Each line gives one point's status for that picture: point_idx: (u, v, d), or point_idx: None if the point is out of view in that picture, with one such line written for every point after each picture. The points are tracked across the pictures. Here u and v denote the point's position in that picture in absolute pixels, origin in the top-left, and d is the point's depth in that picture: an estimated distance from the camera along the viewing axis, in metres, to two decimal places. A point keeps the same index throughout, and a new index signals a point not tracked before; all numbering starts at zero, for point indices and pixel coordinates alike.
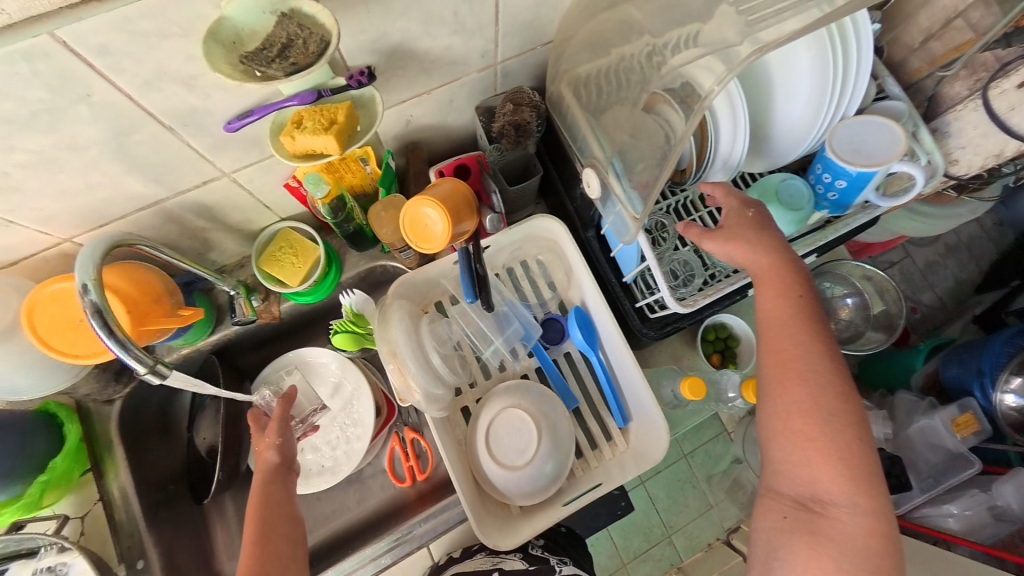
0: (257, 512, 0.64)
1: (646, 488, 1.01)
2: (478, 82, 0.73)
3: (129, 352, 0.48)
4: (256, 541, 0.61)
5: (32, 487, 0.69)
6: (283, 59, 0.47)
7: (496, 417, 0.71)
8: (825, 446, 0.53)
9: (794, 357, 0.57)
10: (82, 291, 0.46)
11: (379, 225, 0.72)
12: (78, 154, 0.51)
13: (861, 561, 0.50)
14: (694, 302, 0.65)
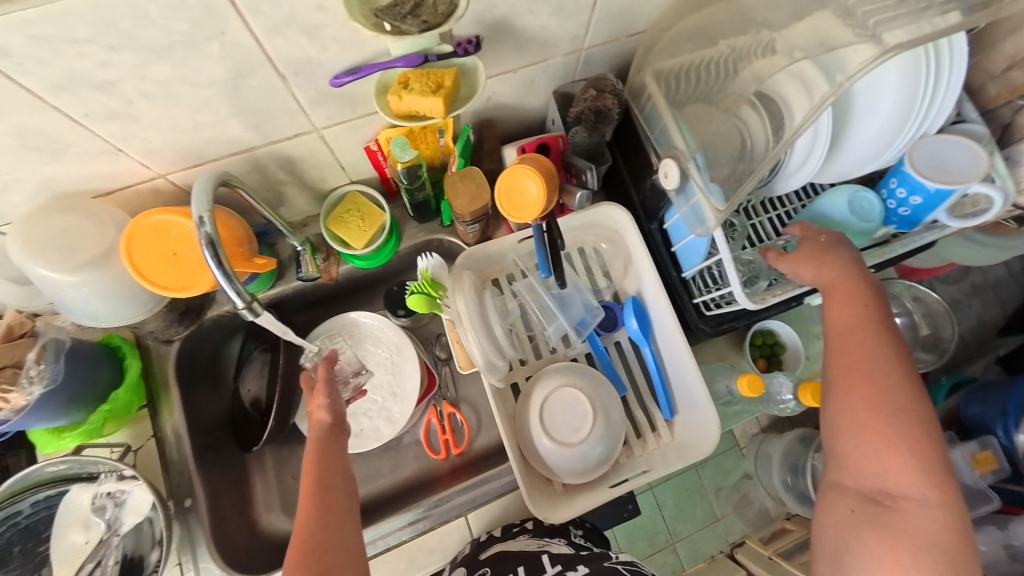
0: (312, 468, 0.64)
1: (655, 494, 1.01)
2: (561, 67, 0.75)
3: (231, 285, 0.51)
4: (312, 496, 0.62)
5: (96, 415, 0.72)
6: (415, 16, 0.50)
7: (551, 395, 0.73)
8: (896, 441, 0.54)
9: (859, 360, 0.59)
10: (199, 222, 0.49)
11: (454, 195, 0.74)
12: (196, 92, 0.53)
13: (939, 554, 0.50)
14: (764, 300, 0.66)
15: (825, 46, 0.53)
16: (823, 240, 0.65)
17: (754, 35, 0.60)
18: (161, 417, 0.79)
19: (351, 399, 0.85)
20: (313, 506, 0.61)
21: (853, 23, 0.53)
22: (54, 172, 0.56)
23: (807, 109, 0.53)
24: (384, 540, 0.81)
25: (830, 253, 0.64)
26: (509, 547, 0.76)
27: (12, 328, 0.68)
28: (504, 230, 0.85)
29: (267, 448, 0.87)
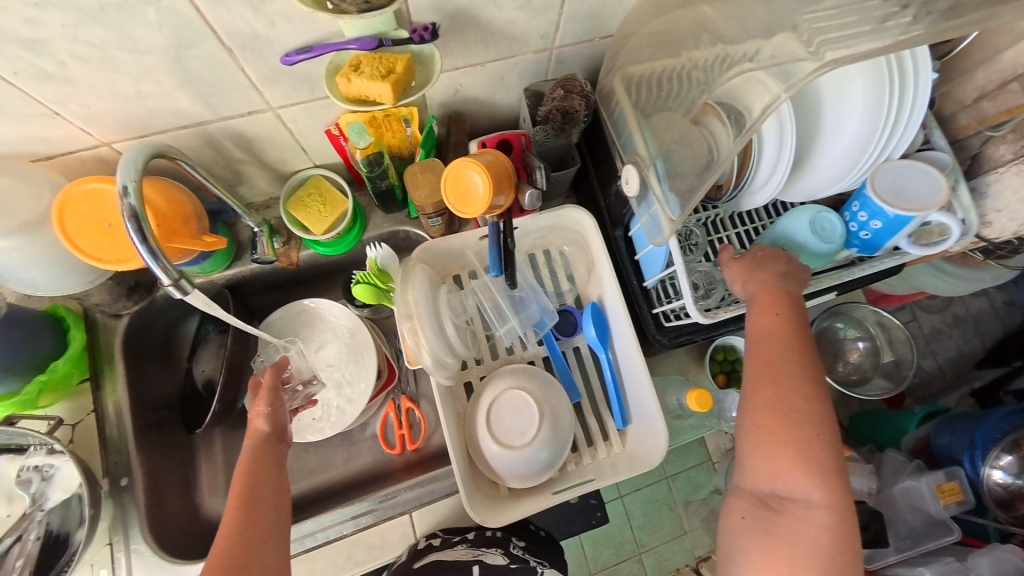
0: (242, 482, 0.63)
1: (624, 503, 1.01)
2: (533, 65, 0.74)
3: (157, 263, 0.49)
4: (236, 514, 0.60)
5: (30, 385, 0.69)
6: None
7: (502, 394, 0.71)
8: (790, 443, 0.53)
9: (766, 360, 0.57)
10: (122, 193, 0.48)
11: (413, 186, 0.72)
12: (136, 58, 0.51)
13: (818, 558, 0.50)
14: (717, 314, 0.64)
15: (777, 60, 0.49)
16: (761, 252, 0.62)
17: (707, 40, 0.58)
18: (104, 393, 0.77)
19: (299, 409, 0.79)
20: (234, 525, 0.59)
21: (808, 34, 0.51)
22: None
23: (766, 102, 0.48)
24: (326, 532, 0.79)
25: (759, 270, 0.61)
26: (448, 555, 0.75)
27: None
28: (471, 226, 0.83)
29: (217, 430, 0.85)
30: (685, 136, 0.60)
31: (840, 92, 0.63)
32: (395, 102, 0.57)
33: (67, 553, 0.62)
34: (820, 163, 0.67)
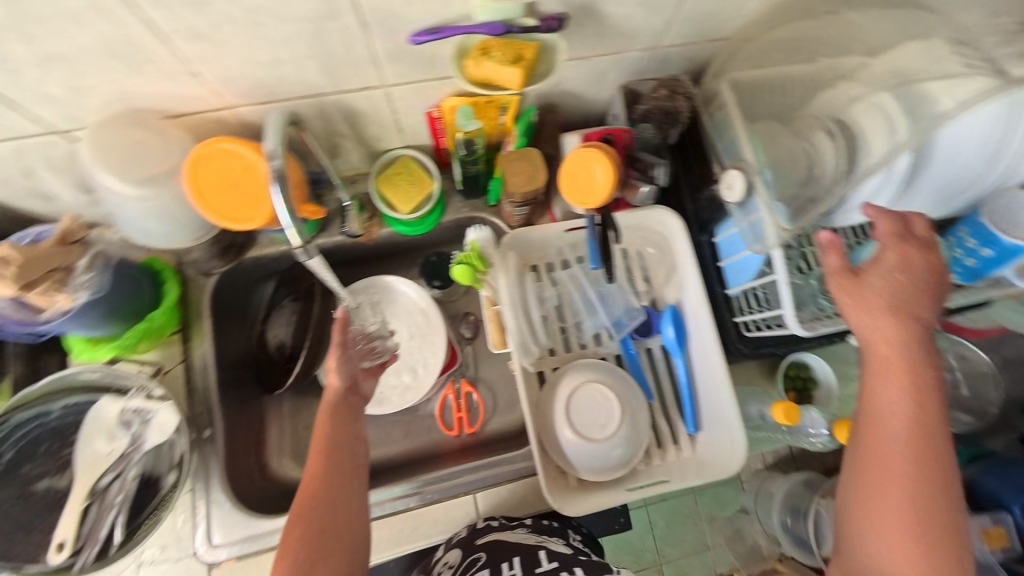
0: (327, 426, 0.66)
1: (648, 512, 0.99)
2: (633, 63, 0.74)
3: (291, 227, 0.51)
4: (321, 456, 0.64)
5: (132, 331, 0.72)
6: None
7: (579, 387, 0.71)
8: (919, 553, 0.49)
9: (895, 426, 0.53)
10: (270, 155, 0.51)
11: (509, 173, 0.72)
12: (280, 26, 0.53)
13: None
14: (814, 327, 0.63)
15: (903, 78, 0.57)
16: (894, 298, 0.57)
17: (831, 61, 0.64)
18: (191, 346, 0.80)
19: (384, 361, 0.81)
20: (318, 467, 0.63)
21: (969, 52, 0.54)
22: (131, 86, 0.56)
23: (886, 148, 0.56)
24: (392, 502, 0.82)
25: (893, 332, 0.55)
26: (508, 537, 0.75)
27: (68, 233, 0.64)
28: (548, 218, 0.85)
29: (287, 394, 0.88)
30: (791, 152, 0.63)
31: (956, 141, 0.60)
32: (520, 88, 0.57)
33: (156, 498, 0.64)
34: (904, 209, 0.66)
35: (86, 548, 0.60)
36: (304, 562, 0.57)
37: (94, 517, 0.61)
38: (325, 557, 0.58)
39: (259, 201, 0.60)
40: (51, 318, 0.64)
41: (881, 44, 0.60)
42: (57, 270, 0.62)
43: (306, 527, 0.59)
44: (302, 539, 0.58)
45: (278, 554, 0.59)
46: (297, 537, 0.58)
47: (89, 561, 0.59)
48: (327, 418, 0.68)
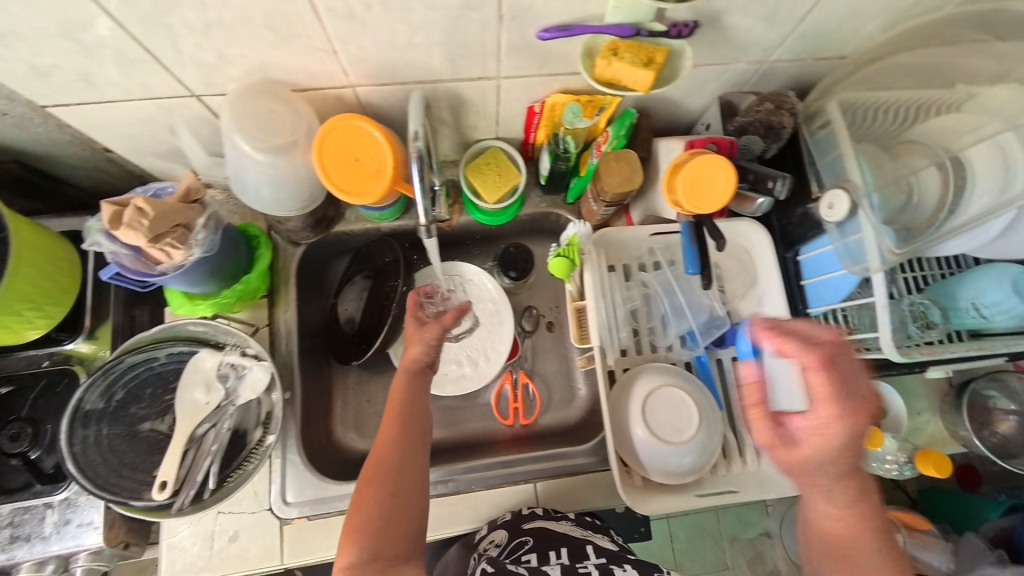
0: (401, 396, 0.69)
1: (670, 524, 1.02)
2: (737, 76, 0.74)
3: (423, 200, 0.60)
4: (395, 423, 0.67)
5: (230, 291, 0.76)
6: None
7: (656, 389, 0.71)
8: None
9: (857, 559, 0.47)
10: (414, 136, 0.58)
11: (605, 172, 0.73)
12: (425, 13, 0.55)
13: None
14: (916, 355, 0.63)
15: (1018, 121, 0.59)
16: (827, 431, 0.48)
17: (949, 89, 0.64)
18: (274, 310, 0.84)
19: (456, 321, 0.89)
20: (392, 434, 0.66)
21: None
22: (273, 59, 0.60)
23: (990, 199, 0.60)
24: (453, 481, 0.84)
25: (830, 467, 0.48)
26: (553, 527, 0.76)
27: (189, 191, 0.67)
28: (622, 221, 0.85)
29: (354, 367, 0.91)
30: (902, 180, 0.64)
31: None
32: (643, 89, 0.60)
33: (245, 449, 0.68)
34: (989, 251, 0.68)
35: (183, 490, 0.63)
36: (380, 521, 0.60)
37: (192, 461, 0.65)
38: (398, 520, 0.61)
39: (379, 176, 0.63)
40: (165, 272, 0.68)
41: (1000, 74, 0.61)
42: (178, 228, 0.65)
43: (383, 487, 0.62)
44: (378, 499, 0.61)
45: (353, 513, 0.61)
46: (373, 499, 0.61)
47: (186, 502, 0.63)
48: (398, 388, 0.71)
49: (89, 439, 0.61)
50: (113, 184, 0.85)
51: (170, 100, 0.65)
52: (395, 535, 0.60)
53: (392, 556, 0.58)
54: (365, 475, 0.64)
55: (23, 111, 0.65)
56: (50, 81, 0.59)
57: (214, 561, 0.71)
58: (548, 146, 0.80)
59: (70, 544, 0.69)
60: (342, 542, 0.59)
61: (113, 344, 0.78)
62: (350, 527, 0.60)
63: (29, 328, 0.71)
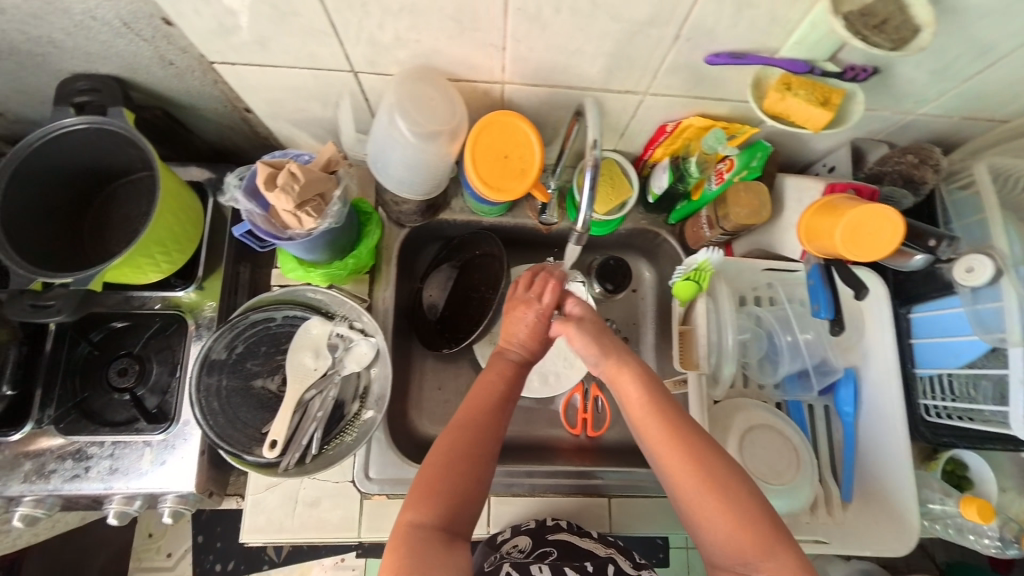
0: (501, 384, 0.69)
1: (688, 554, 0.97)
2: (879, 124, 0.73)
3: (589, 209, 0.60)
4: (491, 407, 0.67)
5: (347, 261, 0.77)
6: (879, 31, 0.48)
7: (756, 426, 0.71)
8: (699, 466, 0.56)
9: (632, 391, 0.64)
10: (592, 146, 0.58)
11: (733, 202, 0.74)
12: (607, 23, 0.56)
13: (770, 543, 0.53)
14: None
15: None
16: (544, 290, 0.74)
17: None
18: (375, 288, 0.85)
19: None
20: (487, 418, 0.66)
21: None
22: (442, 47, 0.61)
23: None
24: (520, 485, 0.84)
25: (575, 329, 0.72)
26: (578, 542, 0.77)
27: (331, 162, 0.69)
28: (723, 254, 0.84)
29: (433, 355, 0.91)
30: None
31: None
32: (813, 126, 0.60)
33: (343, 420, 0.69)
34: None
35: (289, 451, 0.65)
36: (457, 499, 0.60)
37: (297, 424, 0.66)
38: (472, 503, 0.61)
39: (521, 176, 0.64)
40: (293, 237, 0.69)
41: None
42: (316, 197, 0.67)
43: (469, 469, 0.61)
44: (462, 478, 0.61)
45: (430, 474, 0.61)
46: (455, 473, 0.61)
47: (292, 462, 0.65)
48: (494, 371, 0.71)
49: (212, 388, 0.64)
50: (234, 142, 0.87)
51: (328, 73, 0.66)
52: (464, 512, 0.60)
53: (455, 530, 0.59)
54: (448, 444, 0.63)
55: (188, 64, 0.68)
56: (230, 40, 0.61)
57: (295, 523, 0.72)
58: (669, 165, 0.78)
59: (162, 484, 0.72)
60: (414, 499, 0.60)
61: (219, 297, 0.80)
62: (423, 488, 0.60)
63: (152, 271, 0.73)
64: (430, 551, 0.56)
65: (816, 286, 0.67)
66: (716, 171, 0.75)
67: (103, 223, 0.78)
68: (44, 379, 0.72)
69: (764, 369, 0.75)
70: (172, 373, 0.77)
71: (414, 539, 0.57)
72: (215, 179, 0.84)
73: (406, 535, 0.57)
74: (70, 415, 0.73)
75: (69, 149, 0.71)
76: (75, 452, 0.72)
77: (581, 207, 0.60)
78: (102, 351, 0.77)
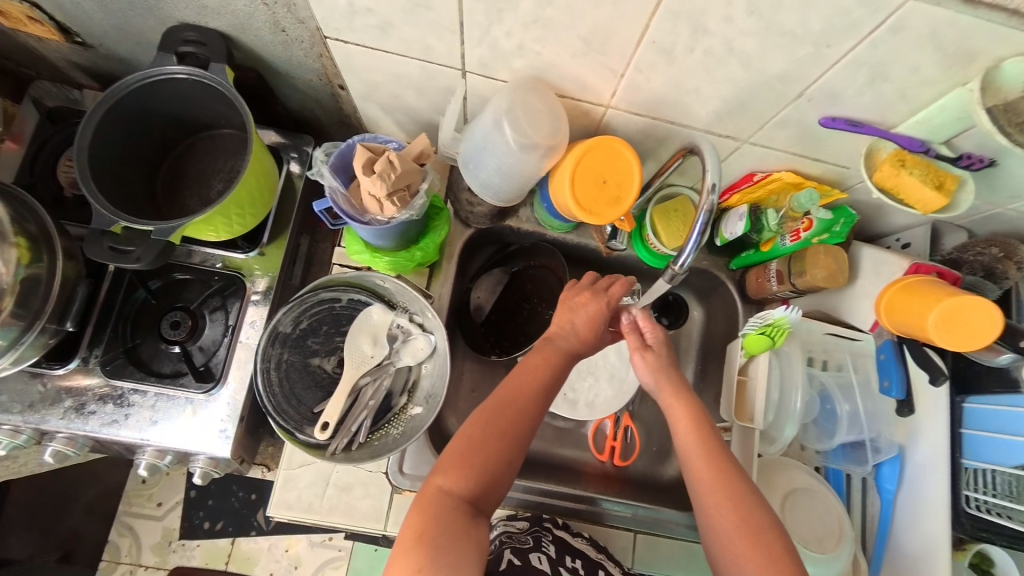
0: (547, 371, 0.69)
1: None
2: (966, 210, 0.71)
3: (696, 250, 0.62)
4: (536, 396, 0.67)
5: (412, 253, 0.77)
6: (1018, 130, 0.49)
7: (800, 489, 0.74)
8: (717, 473, 0.63)
9: (678, 405, 0.69)
10: (710, 191, 0.59)
11: (810, 264, 0.74)
12: (736, 70, 0.55)
13: (766, 546, 0.58)
14: None
15: None
16: (602, 286, 0.76)
17: None
18: (432, 282, 0.85)
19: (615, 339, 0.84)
20: (525, 405, 0.66)
21: None
22: (561, 63, 0.60)
23: None
24: (544, 502, 0.84)
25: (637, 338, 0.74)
26: (571, 540, 0.79)
27: (422, 155, 0.68)
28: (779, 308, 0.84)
29: (472, 358, 0.91)
30: None
31: None
32: (920, 206, 0.60)
33: (390, 412, 0.72)
34: None
35: (338, 436, 0.68)
36: (486, 477, 0.62)
37: (349, 408, 0.70)
38: (499, 484, 0.63)
39: (615, 203, 0.67)
40: (371, 223, 0.68)
41: None
42: (405, 187, 0.66)
43: (501, 450, 0.63)
44: (496, 457, 0.63)
45: (465, 446, 0.63)
46: (488, 451, 0.63)
47: (339, 448, 0.68)
48: (544, 359, 0.70)
49: (275, 361, 0.68)
50: (313, 113, 0.87)
51: (437, 67, 0.65)
52: (490, 493, 0.63)
53: (479, 507, 0.61)
54: (486, 419, 0.65)
55: (299, 34, 0.66)
56: (352, 21, 0.59)
57: (324, 506, 0.73)
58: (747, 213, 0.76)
59: (199, 445, 0.71)
60: (449, 466, 0.62)
61: (279, 267, 0.79)
62: (458, 458, 0.63)
63: (223, 232, 0.72)
64: (455, 521, 0.58)
65: (886, 360, 0.73)
66: (793, 229, 0.74)
67: (178, 174, 0.77)
68: (97, 318, 0.72)
69: (817, 435, 0.77)
70: (223, 334, 0.77)
71: (442, 504, 0.59)
72: (290, 146, 0.83)
73: (436, 499, 0.60)
74: (117, 359, 0.72)
75: (163, 96, 0.69)
76: (117, 397, 0.71)
77: (686, 246, 0.63)
78: (158, 301, 0.76)
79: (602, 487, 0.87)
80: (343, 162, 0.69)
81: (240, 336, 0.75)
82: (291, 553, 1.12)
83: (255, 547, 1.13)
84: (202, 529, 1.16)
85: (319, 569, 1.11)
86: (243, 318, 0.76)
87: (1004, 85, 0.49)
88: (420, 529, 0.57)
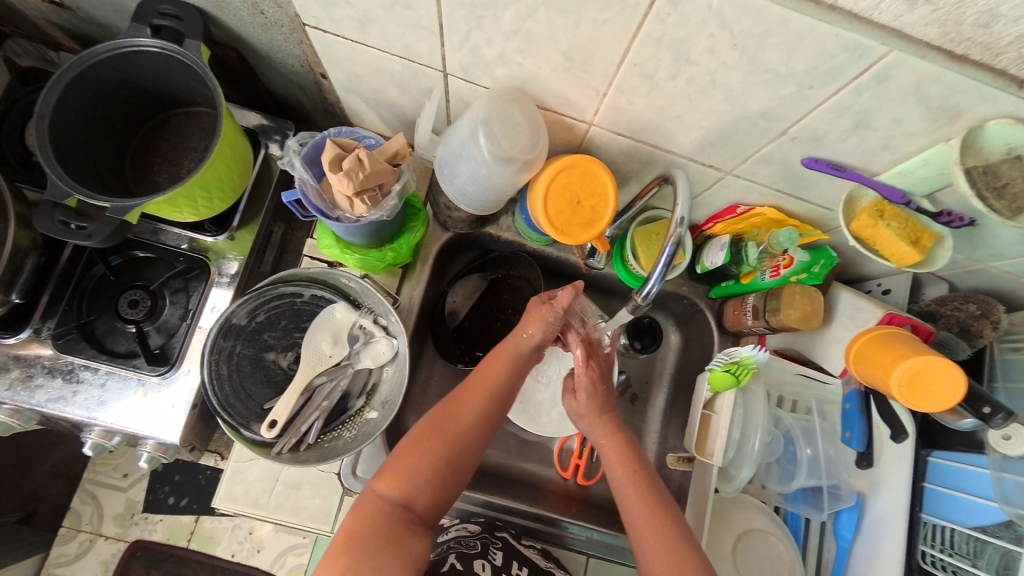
0: (497, 374, 0.71)
1: None
2: (948, 264, 0.70)
3: (660, 281, 0.61)
4: (485, 405, 0.69)
5: (384, 252, 0.75)
6: (995, 194, 0.48)
7: (755, 530, 0.75)
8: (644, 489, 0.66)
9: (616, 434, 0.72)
10: (680, 222, 0.58)
11: (785, 303, 0.72)
12: (719, 102, 0.53)
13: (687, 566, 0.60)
14: None
15: None
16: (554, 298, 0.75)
17: None
18: (404, 284, 0.83)
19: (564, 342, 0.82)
20: (470, 409, 0.68)
21: None
22: (543, 76, 0.58)
23: None
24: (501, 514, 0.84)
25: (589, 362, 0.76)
26: (520, 547, 0.78)
27: (397, 155, 0.66)
28: (753, 342, 0.82)
29: (441, 362, 0.89)
30: None
31: None
32: (896, 260, 0.59)
33: (345, 414, 0.71)
34: None
35: (286, 435, 0.67)
36: (424, 484, 0.63)
37: (301, 407, 0.68)
38: (441, 492, 0.64)
39: (588, 225, 0.65)
40: (341, 219, 0.66)
41: None
42: (375, 188, 0.64)
43: (439, 449, 0.65)
44: (433, 455, 0.64)
45: (403, 451, 0.65)
46: (429, 457, 0.64)
47: (284, 448, 0.67)
48: (496, 365, 0.71)
49: (225, 352, 0.67)
50: (298, 98, 0.85)
51: (418, 66, 0.63)
52: (430, 500, 0.64)
53: (416, 512, 0.62)
54: (430, 427, 0.66)
55: (279, 18, 0.64)
56: (331, 11, 0.57)
57: (271, 502, 0.73)
58: (728, 244, 0.74)
59: (147, 428, 0.70)
60: (388, 472, 0.64)
61: (250, 254, 0.78)
62: (397, 465, 0.64)
63: (188, 213, 0.70)
64: (387, 527, 0.60)
65: (851, 411, 0.72)
66: (772, 265, 0.72)
67: (150, 149, 0.76)
68: (53, 289, 0.71)
69: (778, 476, 0.76)
70: (182, 318, 0.75)
71: (377, 510, 0.61)
72: (269, 130, 0.81)
73: (371, 503, 0.61)
74: (69, 334, 0.71)
75: (137, 68, 0.68)
76: (67, 372, 0.70)
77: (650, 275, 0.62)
78: (118, 277, 0.75)
79: (561, 507, 0.85)
80: (316, 154, 0.67)
81: (200, 321, 0.74)
82: (255, 535, 1.09)
83: (217, 527, 1.10)
84: (166, 504, 1.12)
85: (280, 556, 1.07)
86: (205, 303, 0.75)
87: (986, 146, 0.48)
88: (351, 532, 0.59)
